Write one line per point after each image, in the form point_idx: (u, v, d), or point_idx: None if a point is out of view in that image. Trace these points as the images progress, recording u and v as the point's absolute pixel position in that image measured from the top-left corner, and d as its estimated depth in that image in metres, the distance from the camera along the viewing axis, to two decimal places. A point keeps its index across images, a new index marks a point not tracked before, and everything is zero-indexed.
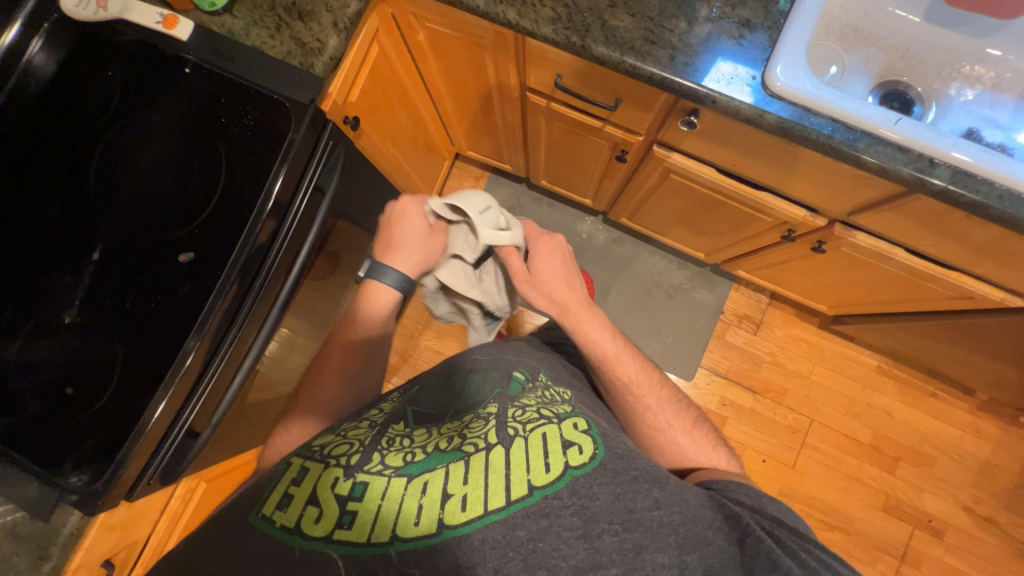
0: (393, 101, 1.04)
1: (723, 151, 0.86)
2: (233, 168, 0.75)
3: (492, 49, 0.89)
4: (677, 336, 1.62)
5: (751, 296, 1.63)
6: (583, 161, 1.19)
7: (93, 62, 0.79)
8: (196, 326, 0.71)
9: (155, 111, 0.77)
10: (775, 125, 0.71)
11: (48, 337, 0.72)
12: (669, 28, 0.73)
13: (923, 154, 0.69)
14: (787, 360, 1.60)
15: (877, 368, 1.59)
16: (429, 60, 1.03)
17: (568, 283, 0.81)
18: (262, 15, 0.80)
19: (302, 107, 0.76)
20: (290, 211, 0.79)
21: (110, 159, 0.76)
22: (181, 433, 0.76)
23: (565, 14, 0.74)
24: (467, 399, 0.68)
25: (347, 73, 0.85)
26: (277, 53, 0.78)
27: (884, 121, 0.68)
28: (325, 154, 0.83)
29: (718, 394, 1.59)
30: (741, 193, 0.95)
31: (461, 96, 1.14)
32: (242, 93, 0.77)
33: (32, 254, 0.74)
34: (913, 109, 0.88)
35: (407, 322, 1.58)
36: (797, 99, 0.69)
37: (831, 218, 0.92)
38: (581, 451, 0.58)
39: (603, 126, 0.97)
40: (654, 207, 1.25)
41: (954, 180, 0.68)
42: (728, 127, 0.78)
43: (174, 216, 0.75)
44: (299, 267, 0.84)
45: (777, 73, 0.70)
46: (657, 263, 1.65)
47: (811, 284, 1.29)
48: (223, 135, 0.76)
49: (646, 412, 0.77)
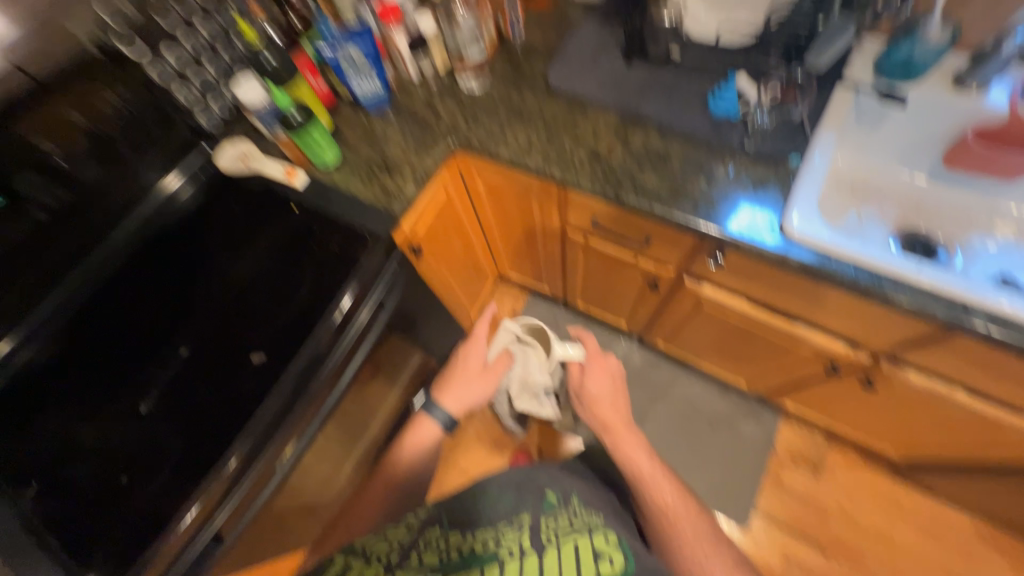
0: (451, 233, 1.21)
1: (752, 286, 0.91)
2: (313, 285, 0.88)
3: (538, 196, 1.06)
4: (725, 474, 1.48)
5: (805, 432, 1.51)
6: (618, 288, 1.28)
7: (226, 200, 1.01)
8: (251, 425, 0.76)
9: (262, 238, 0.96)
10: (799, 266, 0.77)
11: (124, 424, 0.80)
12: (691, 186, 0.86)
13: (957, 298, 0.70)
14: (859, 512, 1.40)
15: (975, 532, 1.35)
16: (484, 203, 1.22)
17: (614, 404, 0.89)
18: (358, 170, 1.01)
19: (379, 238, 0.92)
20: (352, 324, 0.87)
21: (219, 274, 0.93)
22: (208, 537, 0.74)
23: (602, 173, 0.89)
24: (496, 497, 0.63)
25: (418, 212, 1.02)
26: (366, 197, 0.97)
27: (909, 267, 0.72)
28: (389, 276, 0.94)
29: (780, 549, 1.38)
30: (776, 325, 0.98)
31: (509, 230, 1.31)
32: (332, 226, 0.94)
33: (135, 349, 0.87)
34: (938, 253, 0.93)
35: None
36: (816, 243, 0.76)
37: (874, 353, 0.91)
38: (612, 563, 0.56)
39: (636, 260, 1.06)
40: (689, 333, 1.28)
41: (995, 324, 0.69)
42: (752, 265, 0.85)
43: (257, 322, 0.86)
44: (351, 373, 0.88)
45: (795, 221, 0.78)
46: (696, 389, 1.60)
47: (870, 424, 1.20)
48: (312, 256, 0.91)
49: (681, 547, 0.69)
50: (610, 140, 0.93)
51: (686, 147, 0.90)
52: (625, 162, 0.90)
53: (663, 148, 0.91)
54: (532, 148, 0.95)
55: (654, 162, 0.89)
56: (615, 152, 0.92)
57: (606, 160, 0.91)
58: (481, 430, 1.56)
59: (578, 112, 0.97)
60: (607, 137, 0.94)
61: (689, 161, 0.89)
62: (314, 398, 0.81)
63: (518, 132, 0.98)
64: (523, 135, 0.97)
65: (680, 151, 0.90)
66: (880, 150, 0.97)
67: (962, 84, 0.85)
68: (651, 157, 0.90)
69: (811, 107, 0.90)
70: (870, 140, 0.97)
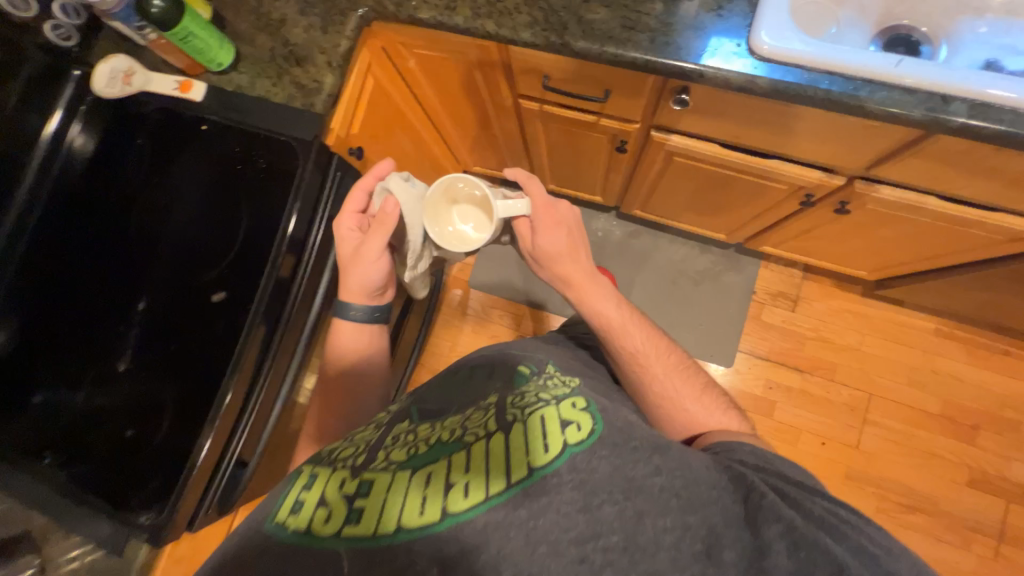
0: (393, 127, 1.09)
1: (722, 125, 0.85)
2: (253, 211, 0.81)
3: (479, 63, 0.92)
4: (711, 323, 1.56)
5: (784, 272, 1.56)
6: (585, 157, 1.19)
7: (126, 137, 0.88)
8: (228, 376, 0.75)
9: (183, 167, 0.85)
10: (768, 88, 0.69)
11: (110, 385, 0.80)
12: (645, 12, 0.74)
13: (935, 92, 0.65)
14: (833, 333, 1.52)
15: (936, 331, 1.47)
16: (423, 85, 1.08)
17: (571, 254, 0.81)
18: (263, 67, 0.86)
19: (308, 144, 0.81)
20: (305, 248, 0.81)
21: (151, 218, 0.84)
22: (230, 466, 0.77)
23: (541, 16, 0.76)
24: (472, 393, 0.69)
25: (346, 105, 0.89)
26: (281, 99, 0.84)
27: (885, 65, 0.65)
28: (335, 185, 0.86)
29: (762, 377, 1.52)
30: (750, 164, 0.93)
31: (458, 113, 1.18)
32: (253, 139, 0.83)
33: (94, 309, 0.83)
34: (920, 51, 0.85)
35: (436, 339, 1.61)
36: (786, 57, 0.68)
37: (849, 174, 0.87)
38: (579, 428, 0.56)
39: (597, 120, 0.97)
40: (664, 192, 1.23)
41: (973, 113, 0.64)
42: (722, 99, 0.77)
43: (207, 260, 0.81)
44: (319, 304, 0.84)
45: (762, 37, 0.69)
46: (678, 250, 1.62)
47: (845, 250, 1.22)
48: (240, 179, 0.83)
49: (650, 389, 0.78)
50: None
51: None
52: None
53: None
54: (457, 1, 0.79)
55: None
56: None
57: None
58: (476, 327, 1.61)
59: None
60: None
61: None
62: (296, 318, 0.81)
63: None
64: None
65: None
66: None
67: None
68: None
69: None
70: None
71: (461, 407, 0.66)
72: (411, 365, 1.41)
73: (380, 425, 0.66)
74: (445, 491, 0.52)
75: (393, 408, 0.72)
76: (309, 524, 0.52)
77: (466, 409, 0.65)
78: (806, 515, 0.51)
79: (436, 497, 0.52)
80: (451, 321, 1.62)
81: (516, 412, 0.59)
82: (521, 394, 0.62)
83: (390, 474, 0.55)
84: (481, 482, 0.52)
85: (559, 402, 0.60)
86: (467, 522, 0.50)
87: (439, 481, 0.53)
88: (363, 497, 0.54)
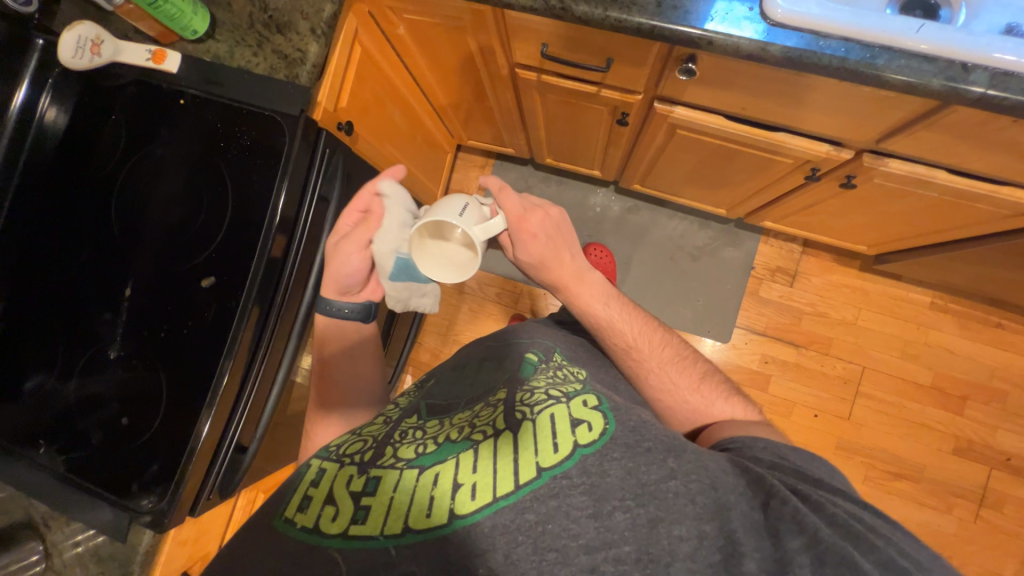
0: (383, 99, 1.04)
1: (729, 96, 0.81)
2: (239, 191, 0.77)
3: (473, 30, 0.87)
4: (708, 300, 1.56)
5: (783, 247, 1.55)
6: (584, 130, 1.15)
7: (99, 112, 0.82)
8: (224, 360, 0.73)
9: (161, 145, 0.80)
10: (781, 57, 0.66)
11: (98, 374, 0.77)
12: None
13: (954, 61, 0.62)
14: (829, 308, 1.52)
15: (932, 304, 1.48)
16: (413, 52, 1.02)
17: (559, 258, 0.80)
18: (242, 34, 0.80)
19: (294, 119, 0.77)
20: (297, 230, 0.79)
21: (130, 198, 0.80)
22: (230, 449, 0.79)
23: None
24: (480, 388, 0.70)
25: (333, 79, 0.84)
26: (262, 70, 0.79)
27: (905, 32, 0.62)
28: (323, 164, 0.83)
29: (759, 352, 1.53)
30: (757, 136, 0.89)
31: (451, 83, 1.13)
32: (236, 114, 0.78)
33: (74, 296, 0.79)
34: (940, 13, 0.80)
35: (434, 318, 1.60)
36: (802, 25, 0.64)
37: (857, 148, 0.85)
38: (590, 428, 0.57)
39: (598, 91, 0.93)
40: (665, 167, 1.19)
41: (993, 84, 0.61)
42: (732, 67, 0.73)
43: (194, 242, 0.78)
44: (313, 289, 0.84)
45: (777, 1, 0.65)
46: (677, 226, 1.59)
47: (847, 225, 1.21)
48: (224, 157, 0.78)
49: (650, 386, 0.79)
50: None
51: None
52: None
53: None
54: None
55: None
56: None
57: None
58: (474, 306, 1.60)
59: None
60: None
61: None
62: (291, 305, 0.80)
63: None
64: None
65: None
66: None
67: None
68: None
69: None
70: None
71: (470, 403, 0.67)
72: (408, 343, 1.40)
73: (389, 420, 0.66)
74: (454, 490, 0.52)
75: (402, 403, 0.72)
76: (318, 521, 0.52)
77: (474, 405, 0.65)
78: (828, 520, 0.51)
79: (444, 496, 0.52)
80: (448, 299, 1.61)
81: (524, 411, 0.59)
82: (530, 391, 0.63)
83: (399, 471, 0.55)
84: (490, 483, 0.52)
85: (570, 403, 0.61)
86: (476, 524, 0.50)
87: (446, 482, 0.53)
88: (370, 495, 0.54)
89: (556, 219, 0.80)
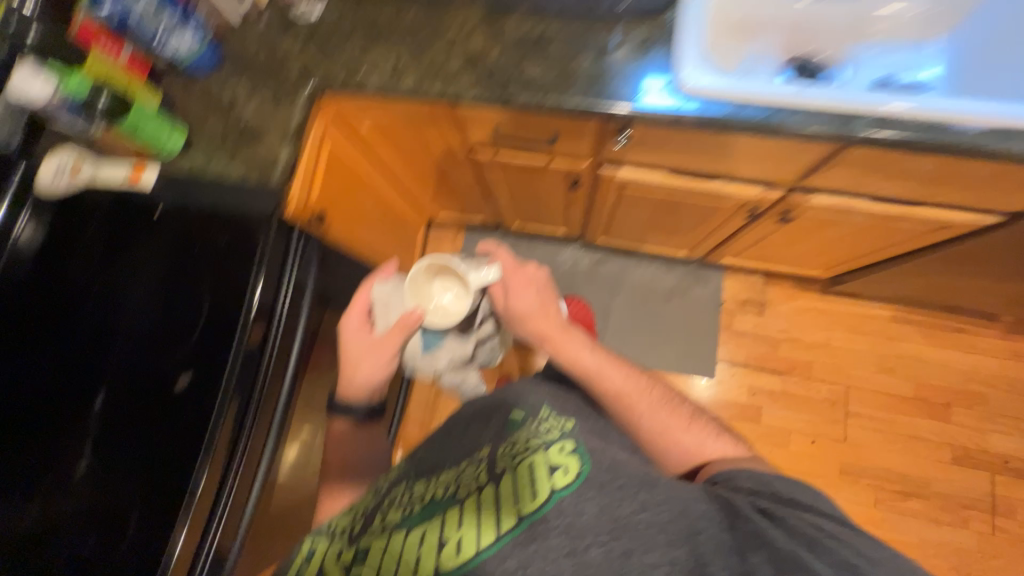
0: (353, 189, 1.11)
1: (663, 156, 0.91)
2: (215, 287, 0.79)
3: (430, 123, 0.97)
4: (687, 339, 1.60)
5: (746, 279, 1.63)
6: (542, 196, 1.24)
7: (74, 226, 0.86)
8: (202, 461, 0.71)
9: (138, 251, 0.83)
10: (696, 122, 0.76)
11: (60, 498, 0.72)
12: (577, 65, 0.79)
13: (837, 112, 0.73)
14: (801, 332, 1.57)
15: (893, 317, 1.55)
16: (379, 147, 1.10)
17: (542, 310, 0.90)
18: (217, 147, 0.87)
19: (267, 217, 0.83)
20: (274, 317, 0.81)
21: (101, 305, 0.80)
22: (207, 563, 0.70)
23: (482, 77, 0.81)
24: (467, 442, 0.73)
25: (304, 178, 0.89)
26: (237, 176, 0.85)
27: (792, 93, 0.73)
28: (299, 251, 0.87)
29: (744, 384, 1.55)
30: (696, 186, 0.99)
31: (416, 168, 1.22)
32: (212, 216, 0.83)
33: (36, 412, 0.76)
34: (827, 72, 0.94)
35: (421, 390, 1.58)
36: (711, 94, 0.74)
37: (784, 187, 0.94)
38: (566, 472, 0.61)
39: (549, 162, 1.02)
40: (623, 220, 1.28)
41: (873, 127, 0.72)
42: (659, 133, 0.83)
43: (167, 343, 0.78)
44: (293, 375, 0.83)
45: (687, 77, 0.75)
46: (645, 272, 1.67)
47: (796, 253, 1.30)
48: (200, 257, 0.81)
49: (642, 429, 0.80)
50: (485, 43, 0.82)
51: (563, 24, 0.82)
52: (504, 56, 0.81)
53: (539, 32, 0.82)
54: (402, 70, 0.84)
55: (531, 49, 0.81)
56: (490, 48, 0.82)
57: (484, 61, 0.82)
58: None
59: (439, 13, 0.85)
60: (478, 35, 0.83)
61: (569, 37, 0.81)
62: (271, 395, 0.79)
63: (381, 54, 0.85)
64: (388, 55, 0.85)
65: (558, 30, 0.81)
66: None
67: None
68: (529, 44, 0.81)
69: None
70: None
71: (456, 458, 0.71)
72: (395, 416, 1.39)
73: (380, 488, 0.70)
74: (440, 549, 0.58)
75: (394, 468, 0.75)
76: None
77: (460, 461, 0.70)
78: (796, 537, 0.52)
79: (430, 555, 0.58)
80: None
81: (505, 463, 0.65)
82: (510, 444, 0.67)
83: (388, 537, 0.61)
84: (472, 537, 0.58)
85: (548, 449, 0.64)
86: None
87: (431, 543, 0.59)
88: (363, 563, 0.59)
89: (541, 275, 0.92)
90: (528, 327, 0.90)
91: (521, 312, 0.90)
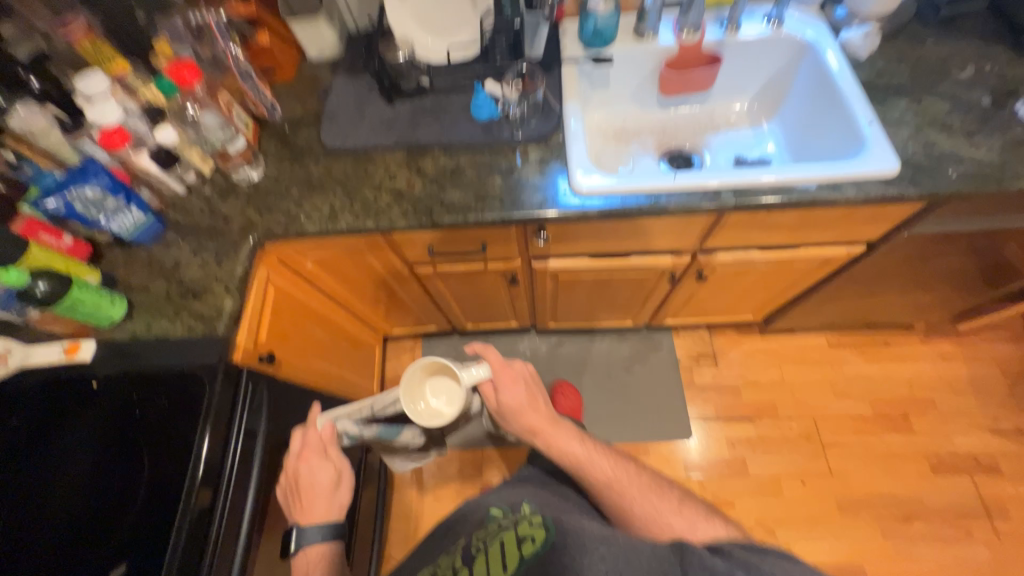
0: (304, 323, 1.14)
1: (582, 244, 1.03)
2: (158, 455, 0.76)
3: (370, 251, 1.06)
4: (656, 404, 1.63)
5: (693, 335, 1.73)
6: (488, 295, 1.32)
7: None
8: None
9: (74, 430, 0.79)
10: (598, 214, 0.89)
11: None
12: (490, 184, 0.92)
13: (706, 188, 0.87)
14: (757, 374, 1.65)
15: (829, 343, 1.68)
16: (326, 280, 1.16)
17: (532, 405, 0.88)
18: (159, 309, 0.89)
19: (213, 368, 0.82)
20: (223, 477, 0.76)
21: (26, 497, 0.75)
22: None
23: (410, 206, 0.92)
24: (452, 547, 0.83)
25: (251, 321, 0.93)
26: (180, 333, 0.86)
27: (665, 180, 0.88)
28: (248, 398, 0.85)
29: (722, 437, 1.56)
30: (617, 263, 1.10)
31: (364, 291, 1.28)
32: (153, 380, 0.81)
33: None
34: (693, 159, 1.16)
35: (400, 520, 1.45)
36: (602, 190, 0.88)
37: (691, 252, 1.08)
38: (532, 542, 0.71)
39: (486, 266, 1.12)
40: (566, 303, 1.37)
41: (737, 196, 0.86)
42: (571, 227, 0.96)
43: (102, 530, 0.72)
44: (246, 537, 0.76)
45: (580, 181, 0.89)
46: (601, 346, 1.73)
47: (725, 303, 1.42)
48: (140, 427, 0.78)
49: (635, 517, 0.78)
50: (408, 179, 0.95)
51: (472, 155, 0.96)
52: (426, 187, 0.94)
53: (453, 163, 0.96)
54: (337, 212, 0.94)
55: (449, 178, 0.94)
56: (413, 182, 0.95)
57: (409, 194, 0.93)
58: (439, 491, 1.49)
59: (365, 162, 0.99)
60: (402, 173, 0.96)
61: (480, 164, 0.95)
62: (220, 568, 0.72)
63: (318, 202, 0.96)
64: (324, 203, 0.95)
65: (469, 160, 0.96)
66: (618, 101, 1.18)
67: (642, 33, 1.06)
68: (446, 174, 0.94)
69: (551, 84, 1.02)
70: (605, 98, 1.16)
71: (444, 561, 0.80)
72: (370, 565, 1.32)
73: None
74: None
75: None
76: None
77: (447, 561, 0.79)
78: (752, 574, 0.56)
79: None
80: (410, 493, 1.49)
81: (482, 549, 0.75)
82: (487, 534, 0.78)
83: None
84: None
85: (517, 528, 0.75)
86: None
87: None
88: None
89: (527, 369, 0.92)
90: (517, 423, 0.88)
91: (511, 410, 0.88)
